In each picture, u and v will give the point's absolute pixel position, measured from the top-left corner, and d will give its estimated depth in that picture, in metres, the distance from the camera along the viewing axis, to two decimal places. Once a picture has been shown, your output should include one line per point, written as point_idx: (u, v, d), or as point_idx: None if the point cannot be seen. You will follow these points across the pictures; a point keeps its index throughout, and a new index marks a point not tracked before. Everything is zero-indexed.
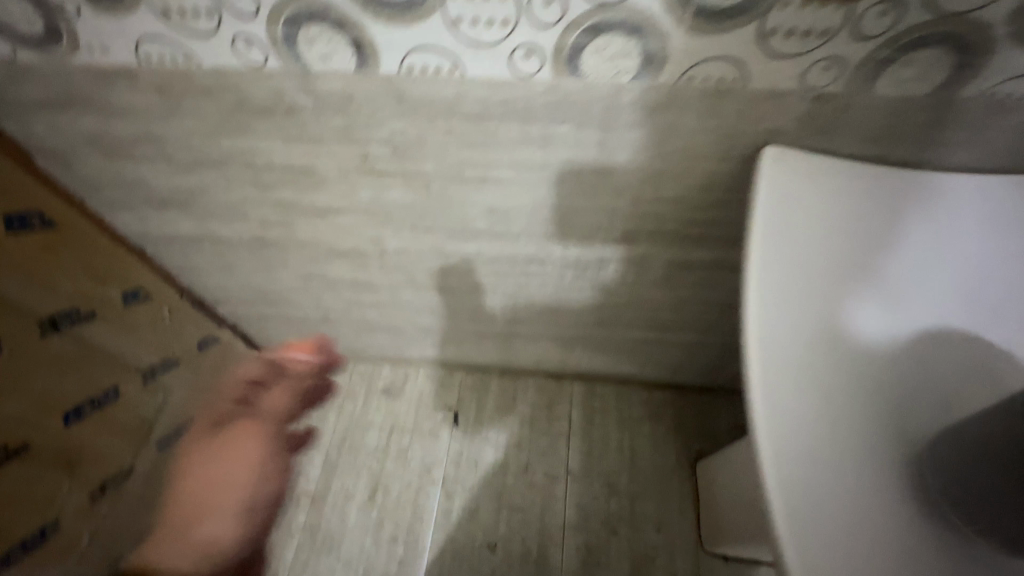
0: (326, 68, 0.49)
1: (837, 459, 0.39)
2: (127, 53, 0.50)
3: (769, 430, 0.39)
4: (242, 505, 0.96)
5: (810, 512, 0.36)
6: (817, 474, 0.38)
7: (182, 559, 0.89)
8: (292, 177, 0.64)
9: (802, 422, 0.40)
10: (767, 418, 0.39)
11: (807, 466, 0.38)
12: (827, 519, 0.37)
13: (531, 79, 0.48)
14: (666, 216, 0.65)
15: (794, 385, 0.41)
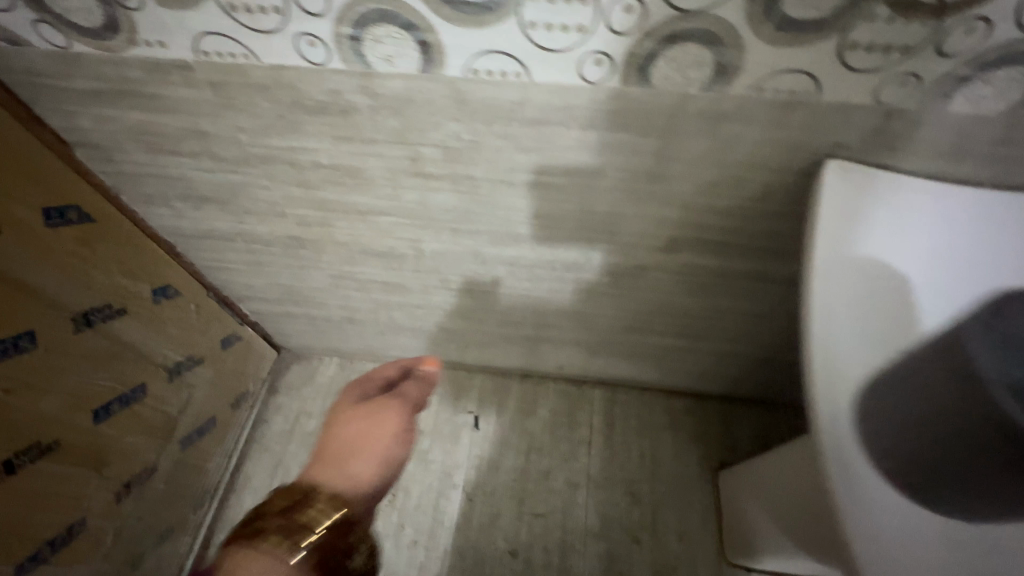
0: (389, 69, 0.48)
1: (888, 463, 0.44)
2: (185, 48, 0.49)
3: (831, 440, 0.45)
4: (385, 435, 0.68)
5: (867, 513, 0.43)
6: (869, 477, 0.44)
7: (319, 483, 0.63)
8: (337, 177, 0.63)
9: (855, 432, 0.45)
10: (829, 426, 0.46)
11: (856, 475, 0.44)
12: (878, 516, 0.43)
13: (598, 86, 0.48)
14: (713, 226, 0.64)
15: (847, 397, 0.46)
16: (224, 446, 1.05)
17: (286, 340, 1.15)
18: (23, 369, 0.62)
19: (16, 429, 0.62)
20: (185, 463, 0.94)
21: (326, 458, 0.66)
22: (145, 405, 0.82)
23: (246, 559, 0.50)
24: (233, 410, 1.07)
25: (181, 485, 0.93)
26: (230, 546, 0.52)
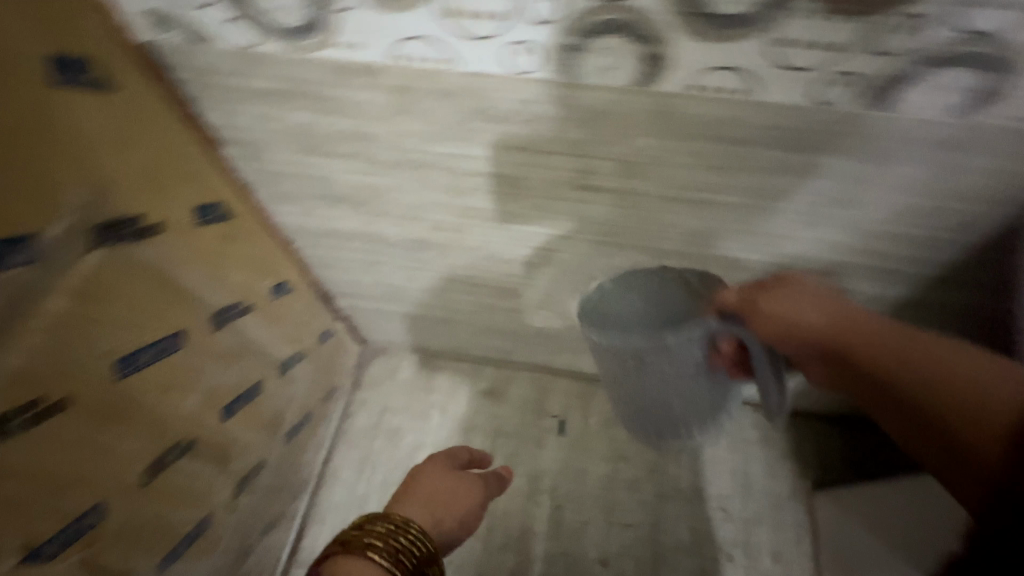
0: (598, 80, 0.45)
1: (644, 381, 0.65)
2: (382, 51, 0.47)
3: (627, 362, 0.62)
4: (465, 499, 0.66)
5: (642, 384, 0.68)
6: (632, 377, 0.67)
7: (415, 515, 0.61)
8: (493, 185, 0.61)
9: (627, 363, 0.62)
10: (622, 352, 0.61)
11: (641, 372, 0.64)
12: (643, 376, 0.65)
13: (830, 107, 0.44)
14: (890, 252, 0.60)
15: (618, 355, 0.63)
16: (316, 440, 1.06)
17: (372, 335, 1.15)
18: (174, 370, 0.62)
19: (165, 429, 0.62)
20: (287, 456, 0.94)
21: (412, 499, 0.63)
22: (260, 401, 0.82)
23: (356, 566, 0.50)
24: (325, 404, 1.07)
25: (283, 478, 0.94)
26: (339, 553, 0.51)
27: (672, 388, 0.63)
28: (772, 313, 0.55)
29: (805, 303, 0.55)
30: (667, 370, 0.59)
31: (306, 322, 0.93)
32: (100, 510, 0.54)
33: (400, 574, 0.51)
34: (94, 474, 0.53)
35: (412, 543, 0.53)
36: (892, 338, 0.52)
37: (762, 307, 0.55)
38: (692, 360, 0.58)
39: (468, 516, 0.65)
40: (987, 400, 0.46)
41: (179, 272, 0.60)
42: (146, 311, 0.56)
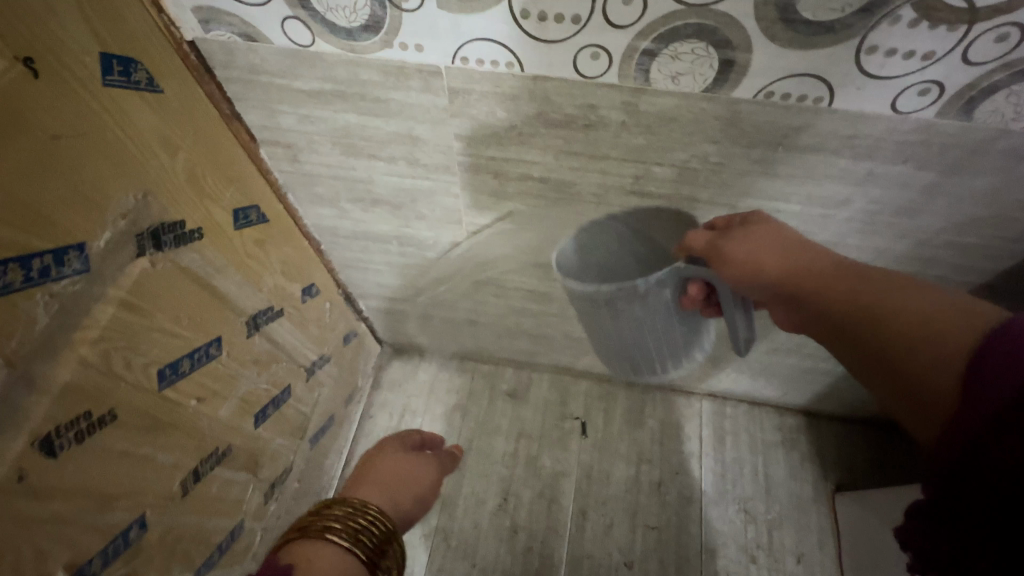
0: (669, 86, 0.44)
1: (625, 336, 0.53)
2: (444, 53, 0.45)
3: (603, 316, 0.51)
4: (422, 476, 0.65)
5: (627, 344, 0.54)
6: (622, 334, 0.53)
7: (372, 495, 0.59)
8: (541, 190, 0.60)
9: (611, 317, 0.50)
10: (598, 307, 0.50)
11: (615, 321, 0.51)
12: (627, 334, 0.52)
13: (907, 116, 0.43)
14: (941, 261, 0.59)
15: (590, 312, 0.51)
16: (338, 442, 1.04)
17: (393, 336, 1.14)
18: (210, 377, 0.60)
19: (203, 438, 0.60)
20: (312, 460, 0.93)
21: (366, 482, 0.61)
22: (289, 405, 0.80)
23: (318, 551, 0.47)
24: (346, 406, 1.06)
25: (307, 481, 0.93)
26: (295, 539, 0.49)
27: (640, 337, 0.52)
28: (737, 256, 0.43)
29: (767, 244, 0.43)
30: (634, 317, 0.49)
31: (331, 325, 0.91)
32: (143, 524, 0.52)
33: (362, 553, 0.49)
34: (139, 487, 0.51)
35: (372, 522, 0.52)
36: (837, 279, 0.39)
37: (726, 248, 0.43)
38: (663, 309, 0.48)
39: (426, 494, 0.64)
40: (928, 364, 0.32)
41: (217, 278, 0.58)
42: (187, 318, 0.54)
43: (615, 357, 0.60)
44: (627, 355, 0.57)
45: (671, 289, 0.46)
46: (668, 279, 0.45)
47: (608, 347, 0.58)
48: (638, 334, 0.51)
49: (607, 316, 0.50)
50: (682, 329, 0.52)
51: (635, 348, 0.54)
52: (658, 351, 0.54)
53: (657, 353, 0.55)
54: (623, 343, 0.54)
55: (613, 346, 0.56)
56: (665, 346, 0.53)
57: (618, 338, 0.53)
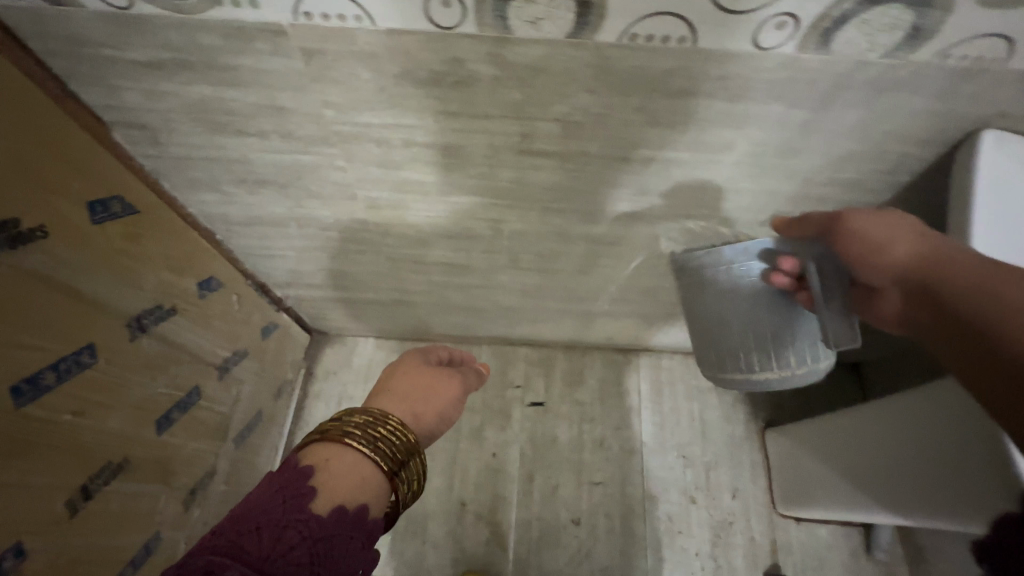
0: (531, 34, 0.42)
1: (732, 316, 0.56)
2: (283, 8, 0.41)
3: (709, 294, 0.55)
4: (433, 413, 0.58)
5: (737, 329, 0.57)
6: (731, 317, 0.56)
7: (351, 474, 0.47)
8: (428, 156, 0.57)
9: (715, 294, 0.55)
10: (703, 284, 0.55)
11: (721, 302, 0.56)
12: (735, 313, 0.56)
13: (769, 52, 0.42)
14: (828, 198, 0.61)
15: (697, 292, 0.57)
16: (271, 438, 1.01)
17: (321, 322, 1.10)
18: (89, 388, 0.55)
19: (89, 453, 0.55)
20: (240, 460, 0.89)
21: (392, 392, 0.59)
22: (202, 407, 0.76)
23: (336, 452, 0.48)
24: (276, 400, 1.02)
25: (238, 480, 0.90)
26: (316, 441, 0.49)
27: (729, 317, 0.56)
28: (862, 230, 0.45)
29: (904, 226, 0.44)
30: (723, 292, 0.55)
31: (244, 317, 0.86)
32: (20, 551, 0.48)
33: (384, 463, 0.49)
34: (6, 515, 0.46)
35: (392, 433, 0.51)
36: (966, 270, 0.41)
37: (851, 223, 0.45)
38: (751, 285, 0.54)
39: (446, 409, 0.60)
40: None
41: (79, 279, 0.53)
42: (46, 328, 0.49)
43: (709, 365, 0.62)
44: (722, 351, 0.59)
45: (760, 262, 0.52)
46: (756, 252, 0.51)
47: (706, 342, 0.61)
48: (727, 314, 0.56)
49: (712, 293, 0.55)
50: (774, 315, 0.55)
51: (725, 335, 0.58)
52: (748, 339, 0.57)
53: (750, 345, 0.57)
54: (714, 330, 0.58)
55: (708, 338, 0.60)
56: (756, 332, 0.56)
57: (709, 320, 0.58)
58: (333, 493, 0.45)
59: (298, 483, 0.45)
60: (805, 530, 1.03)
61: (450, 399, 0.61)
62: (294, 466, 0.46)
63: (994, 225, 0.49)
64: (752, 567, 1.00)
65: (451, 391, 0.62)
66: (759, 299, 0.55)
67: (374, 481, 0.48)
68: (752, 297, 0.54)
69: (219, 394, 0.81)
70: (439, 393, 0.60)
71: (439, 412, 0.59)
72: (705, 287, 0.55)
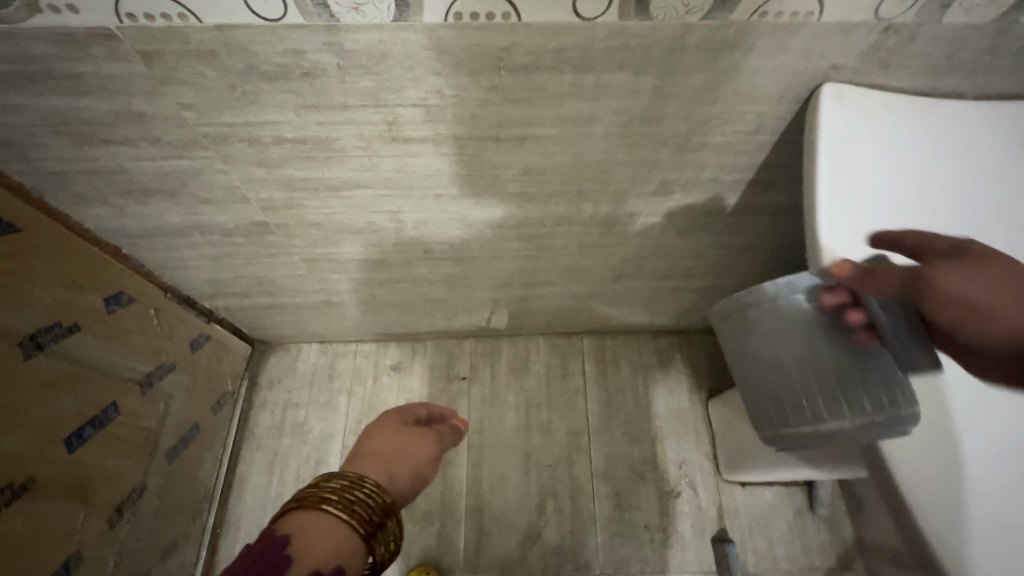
0: (359, 21, 0.43)
1: (782, 356, 0.55)
2: (106, 11, 0.41)
3: (755, 331, 0.57)
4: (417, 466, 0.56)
5: (792, 370, 0.55)
6: (780, 358, 0.56)
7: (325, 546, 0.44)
8: (304, 150, 0.57)
9: (759, 330, 0.57)
10: (745, 320, 0.57)
11: (770, 341, 0.56)
12: (784, 353, 0.55)
13: (594, 21, 0.44)
14: (707, 164, 0.63)
15: (743, 331, 0.59)
16: (213, 451, 1.01)
17: (260, 332, 1.09)
18: None
19: None
20: (176, 475, 0.89)
21: (369, 450, 0.57)
22: (122, 423, 0.76)
23: (311, 521, 0.46)
24: (216, 413, 1.01)
25: (176, 495, 0.89)
26: (293, 510, 0.47)
27: (773, 351, 0.56)
28: (963, 298, 0.43)
29: (999, 280, 0.42)
30: (760, 323, 0.56)
31: (168, 330, 0.86)
32: None
33: (360, 527, 0.47)
34: None
35: (368, 497, 0.48)
36: None
37: (943, 286, 0.44)
38: (790, 314, 0.54)
39: (428, 467, 0.58)
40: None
41: None
42: None
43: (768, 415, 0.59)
44: (772, 393, 0.57)
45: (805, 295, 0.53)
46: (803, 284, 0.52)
47: (759, 391, 0.59)
48: (783, 357, 0.55)
49: (756, 329, 0.57)
50: (823, 349, 0.53)
51: (773, 374, 0.57)
52: (795, 374, 0.54)
53: (793, 382, 0.55)
54: (761, 371, 0.58)
55: (758, 383, 0.59)
56: (817, 375, 0.53)
57: (753, 358, 0.59)
58: (305, 565, 0.43)
59: (274, 556, 0.42)
60: (751, 493, 1.05)
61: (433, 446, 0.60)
62: (267, 541, 0.44)
63: (842, 182, 0.51)
64: (700, 535, 1.02)
65: (434, 442, 0.61)
66: (809, 339, 0.53)
67: (350, 545, 0.46)
68: (803, 336, 0.54)
69: (143, 409, 0.80)
70: (420, 438, 0.60)
71: (426, 460, 0.58)
72: (748, 324, 0.57)
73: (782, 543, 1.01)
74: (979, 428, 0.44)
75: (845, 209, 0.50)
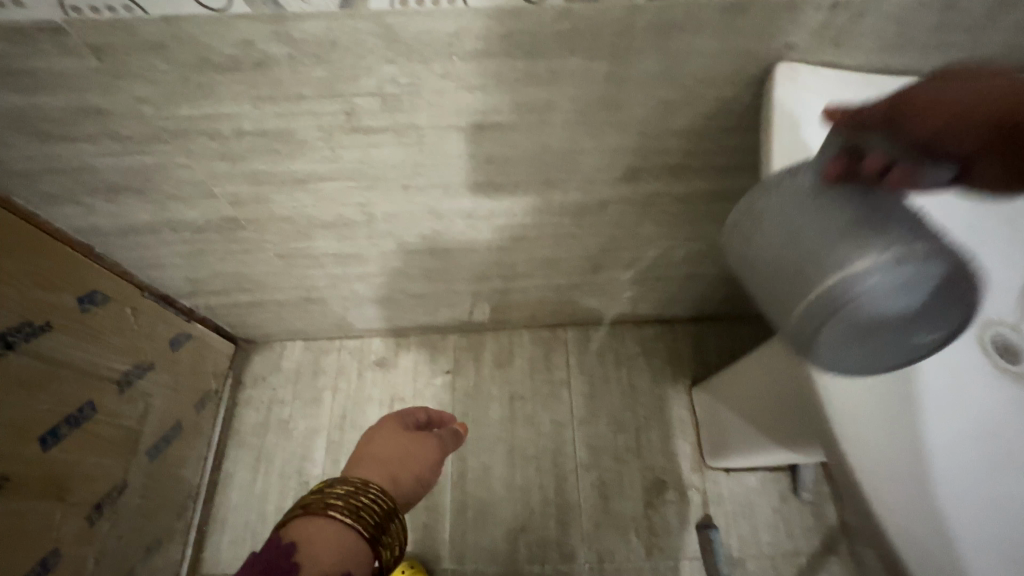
0: (304, 10, 0.43)
1: (802, 228, 0.36)
2: (49, 4, 0.41)
3: (767, 215, 0.39)
4: (416, 472, 0.61)
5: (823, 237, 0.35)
6: (803, 233, 0.36)
7: (334, 550, 0.46)
8: (266, 143, 0.58)
9: (772, 211, 0.39)
10: (755, 208, 0.41)
11: (784, 216, 0.38)
12: (802, 224, 0.37)
13: (541, 5, 0.44)
14: (671, 148, 0.63)
15: (752, 224, 0.40)
16: (197, 450, 1.01)
17: (242, 330, 1.10)
18: None
19: None
20: (158, 473, 0.89)
21: (368, 457, 0.60)
22: (99, 422, 0.76)
23: (319, 525, 0.48)
24: (199, 412, 1.01)
25: (159, 493, 0.89)
26: (299, 516, 0.49)
27: (781, 233, 0.38)
28: (939, 105, 0.34)
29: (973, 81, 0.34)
30: (761, 211, 0.40)
31: (146, 329, 0.86)
32: None
33: (365, 530, 0.49)
34: None
35: (373, 501, 0.51)
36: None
37: (916, 98, 0.35)
38: (793, 187, 0.39)
39: (426, 472, 0.62)
40: None
41: None
42: None
43: (796, 338, 0.37)
44: (793, 291, 0.36)
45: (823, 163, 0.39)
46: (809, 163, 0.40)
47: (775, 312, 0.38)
48: (805, 229, 0.36)
49: (768, 212, 0.39)
50: (846, 215, 0.35)
51: (786, 269, 0.36)
52: (818, 245, 0.35)
53: (824, 263, 0.34)
54: (767, 274, 0.38)
55: (768, 294, 0.39)
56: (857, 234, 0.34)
57: (756, 259, 0.40)
58: (316, 566, 0.44)
59: (284, 558, 0.44)
60: (735, 480, 1.05)
61: (431, 454, 0.65)
62: (277, 546, 0.45)
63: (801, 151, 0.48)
64: (685, 522, 1.02)
65: (429, 449, 0.65)
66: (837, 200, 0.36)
67: (357, 548, 0.48)
68: (828, 199, 0.37)
69: (122, 407, 0.80)
70: (417, 447, 0.64)
71: (425, 467, 0.63)
72: (759, 213, 0.40)
73: (766, 528, 1.01)
74: (950, 411, 0.42)
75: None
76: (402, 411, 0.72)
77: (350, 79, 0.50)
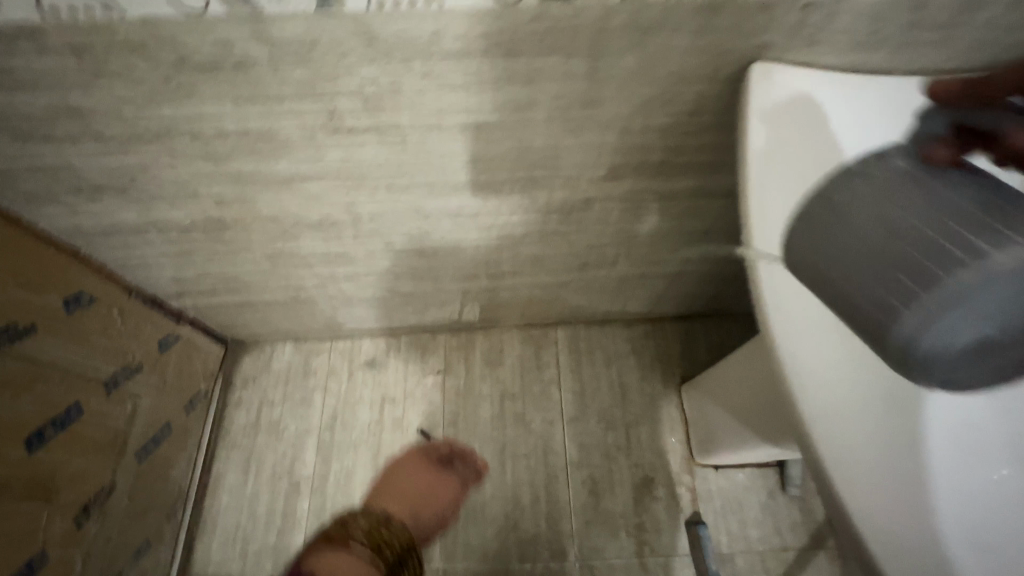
0: (282, 11, 0.43)
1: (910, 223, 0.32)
2: (27, 5, 0.41)
3: (858, 203, 0.34)
4: None
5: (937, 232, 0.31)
6: (909, 227, 0.32)
7: None
8: (249, 144, 0.58)
9: (864, 201, 0.34)
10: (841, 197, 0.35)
11: (884, 208, 0.33)
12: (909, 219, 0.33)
13: (516, 7, 0.45)
14: (653, 146, 0.64)
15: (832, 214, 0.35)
16: (187, 451, 1.01)
17: (232, 331, 1.10)
18: None
19: None
20: (147, 474, 0.89)
21: None
22: (86, 423, 0.76)
23: None
24: (188, 413, 1.01)
25: (147, 495, 0.89)
26: None
27: (882, 226, 0.33)
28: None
29: None
30: (846, 200, 0.35)
31: (134, 330, 0.86)
32: None
33: None
34: None
35: None
36: None
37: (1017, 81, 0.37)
38: (885, 174, 0.35)
39: None
40: None
41: None
42: None
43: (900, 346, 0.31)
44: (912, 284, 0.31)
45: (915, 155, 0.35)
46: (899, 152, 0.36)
47: (866, 315, 0.32)
48: (917, 220, 0.32)
49: (859, 199, 0.35)
50: (958, 212, 0.32)
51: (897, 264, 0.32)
52: (938, 238, 0.31)
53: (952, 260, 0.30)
54: (866, 269, 0.33)
55: (866, 291, 0.32)
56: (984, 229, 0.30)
57: (845, 254, 0.34)
58: None
59: None
60: (723, 476, 1.06)
61: None
62: None
63: (777, 144, 0.48)
64: (674, 518, 1.03)
65: None
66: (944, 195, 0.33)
67: None
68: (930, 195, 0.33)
69: (109, 408, 0.80)
70: None
71: None
72: (846, 201, 0.35)
73: (754, 524, 1.02)
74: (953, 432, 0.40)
75: (781, 172, 0.47)
76: (427, 443, 0.90)
77: (330, 79, 0.50)
